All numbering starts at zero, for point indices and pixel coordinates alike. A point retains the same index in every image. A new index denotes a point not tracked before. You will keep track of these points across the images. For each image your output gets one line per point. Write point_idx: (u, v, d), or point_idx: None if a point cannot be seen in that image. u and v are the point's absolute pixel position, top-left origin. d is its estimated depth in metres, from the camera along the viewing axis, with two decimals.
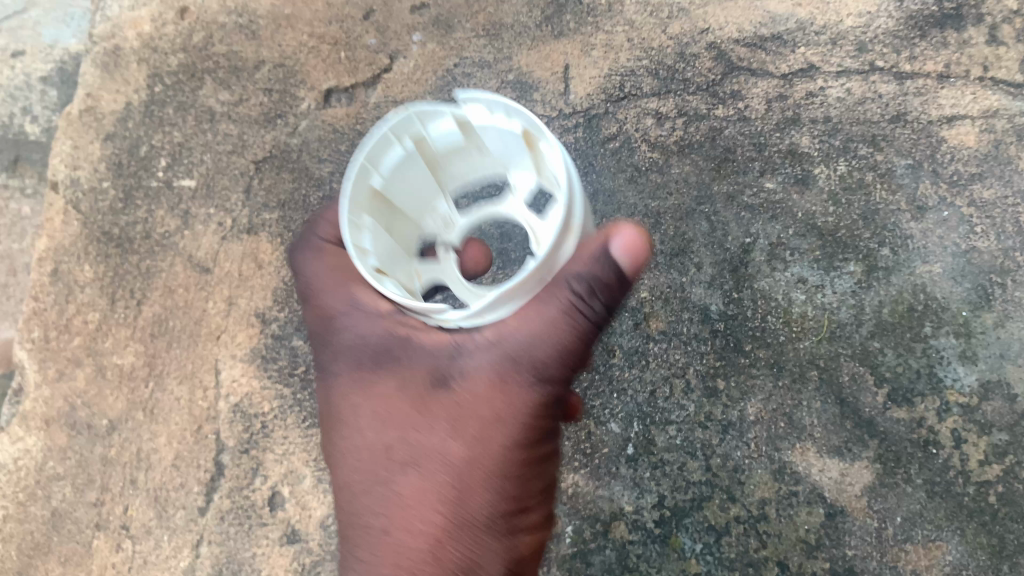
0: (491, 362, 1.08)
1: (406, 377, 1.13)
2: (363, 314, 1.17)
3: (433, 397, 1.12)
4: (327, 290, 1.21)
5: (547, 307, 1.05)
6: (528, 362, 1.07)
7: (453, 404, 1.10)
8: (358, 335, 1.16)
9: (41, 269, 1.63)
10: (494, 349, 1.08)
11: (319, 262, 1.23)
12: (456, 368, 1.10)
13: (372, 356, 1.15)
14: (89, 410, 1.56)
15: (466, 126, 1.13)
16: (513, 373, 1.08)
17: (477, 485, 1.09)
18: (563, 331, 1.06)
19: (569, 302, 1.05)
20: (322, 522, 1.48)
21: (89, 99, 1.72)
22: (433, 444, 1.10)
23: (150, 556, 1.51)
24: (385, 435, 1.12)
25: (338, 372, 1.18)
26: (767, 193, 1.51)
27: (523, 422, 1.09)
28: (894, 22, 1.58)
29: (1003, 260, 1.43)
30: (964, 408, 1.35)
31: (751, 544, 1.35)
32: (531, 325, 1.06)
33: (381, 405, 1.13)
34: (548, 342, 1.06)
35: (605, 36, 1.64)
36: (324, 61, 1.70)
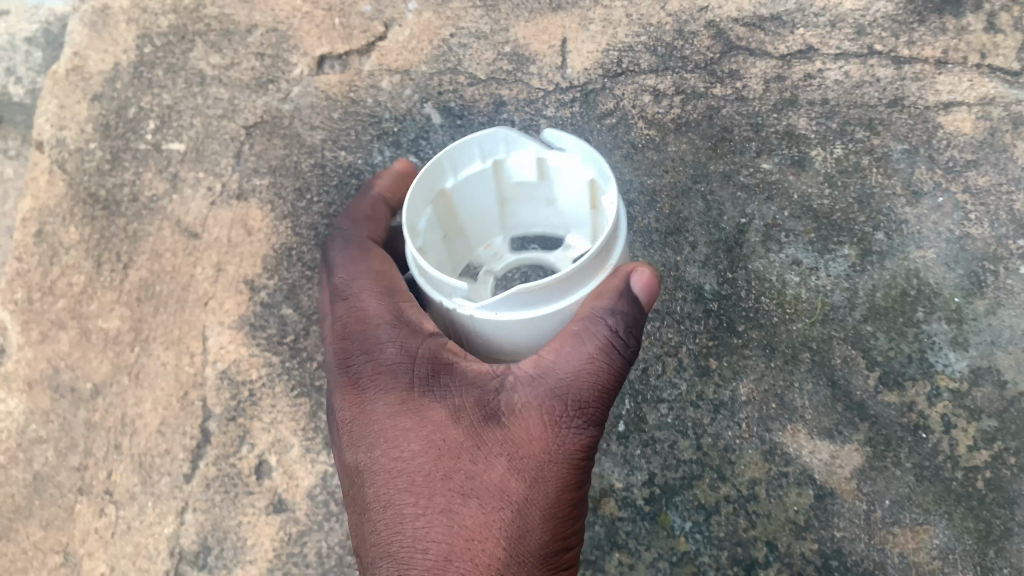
0: (540, 397, 1.14)
1: (457, 405, 1.17)
2: (407, 330, 1.25)
3: (486, 430, 1.14)
4: (372, 297, 1.29)
5: (587, 347, 1.14)
6: (574, 399, 1.14)
7: (502, 437, 1.13)
8: (402, 352, 1.22)
9: (26, 230, 1.60)
10: (543, 387, 1.14)
11: (363, 266, 1.34)
12: (502, 399, 1.16)
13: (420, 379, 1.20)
14: (72, 373, 1.52)
15: (543, 167, 1.32)
16: (562, 413, 1.13)
17: (534, 520, 1.10)
18: (602, 371, 1.14)
19: (607, 340, 1.14)
20: (310, 492, 1.42)
21: (76, 58, 1.70)
22: (489, 476, 1.11)
23: (133, 522, 1.44)
24: (440, 463, 1.13)
25: (382, 393, 1.21)
26: (764, 173, 1.50)
27: (573, 462, 1.13)
28: (894, 6, 1.60)
29: (996, 247, 1.44)
30: (954, 393, 1.37)
31: (740, 524, 1.35)
32: (571, 366, 1.15)
33: (428, 428, 1.16)
34: (592, 382, 1.14)
35: (604, 11, 1.64)
36: (317, 27, 1.68)
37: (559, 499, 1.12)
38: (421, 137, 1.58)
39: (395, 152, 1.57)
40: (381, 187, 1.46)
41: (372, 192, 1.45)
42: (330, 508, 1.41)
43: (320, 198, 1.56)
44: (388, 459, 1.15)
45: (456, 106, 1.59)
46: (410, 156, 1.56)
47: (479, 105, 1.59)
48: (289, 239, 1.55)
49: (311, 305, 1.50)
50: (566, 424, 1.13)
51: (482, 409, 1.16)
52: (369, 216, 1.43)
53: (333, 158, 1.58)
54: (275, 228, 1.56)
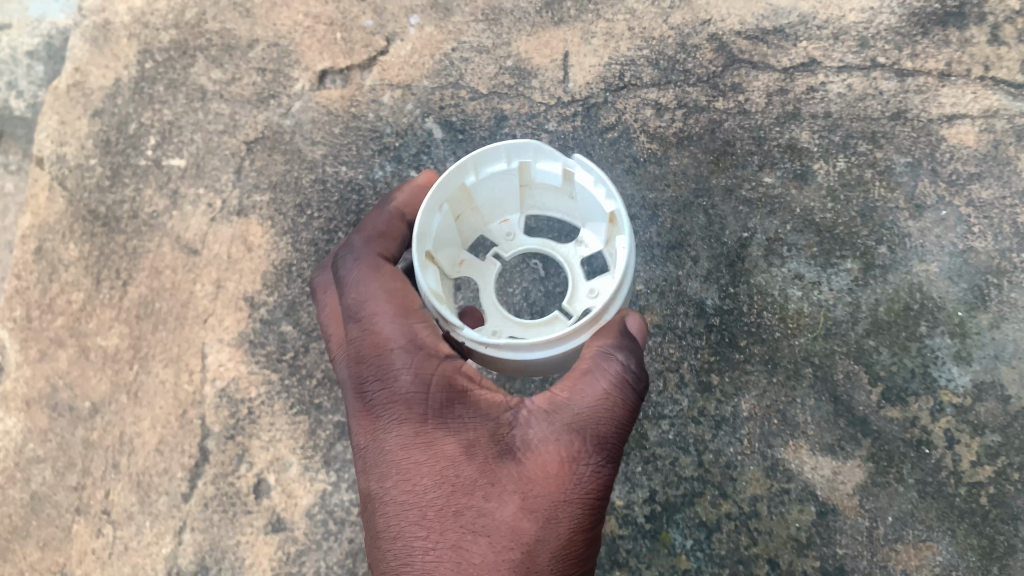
0: (558, 432, 1.12)
1: (472, 437, 1.12)
2: (423, 354, 1.17)
3: (500, 463, 1.10)
4: (387, 317, 1.19)
5: (601, 385, 1.16)
6: (591, 433, 1.13)
7: (518, 473, 1.09)
8: (415, 378, 1.15)
9: (25, 247, 1.60)
10: (559, 423, 1.13)
11: (376, 284, 1.22)
12: (518, 434, 1.13)
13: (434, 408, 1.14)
14: (71, 391, 1.51)
15: (568, 177, 1.35)
16: (579, 449, 1.11)
17: (546, 561, 1.05)
18: (615, 407, 1.15)
19: (618, 377, 1.17)
20: (308, 511, 1.42)
21: (77, 74, 1.70)
22: (503, 515, 1.06)
23: (131, 542, 1.45)
24: (453, 499, 1.08)
25: (393, 422, 1.14)
26: (766, 187, 1.49)
27: (585, 501, 1.09)
28: (897, 19, 1.58)
29: (999, 260, 1.43)
30: (957, 408, 1.36)
31: (741, 541, 1.34)
32: (583, 402, 1.15)
33: (442, 461, 1.10)
34: (608, 418, 1.15)
35: (606, 24, 1.62)
36: (319, 41, 1.67)
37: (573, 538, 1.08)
38: (423, 152, 1.58)
39: (396, 167, 1.57)
40: (399, 202, 1.37)
41: (389, 206, 1.37)
42: (329, 527, 1.41)
43: (320, 214, 1.56)
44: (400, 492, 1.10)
45: (457, 121, 1.59)
46: (411, 171, 1.57)
47: (480, 119, 1.58)
48: (289, 255, 1.54)
49: (311, 321, 1.49)
50: (585, 460, 1.11)
51: (497, 443, 1.12)
52: (381, 233, 1.33)
53: (333, 173, 1.58)
54: (275, 244, 1.55)
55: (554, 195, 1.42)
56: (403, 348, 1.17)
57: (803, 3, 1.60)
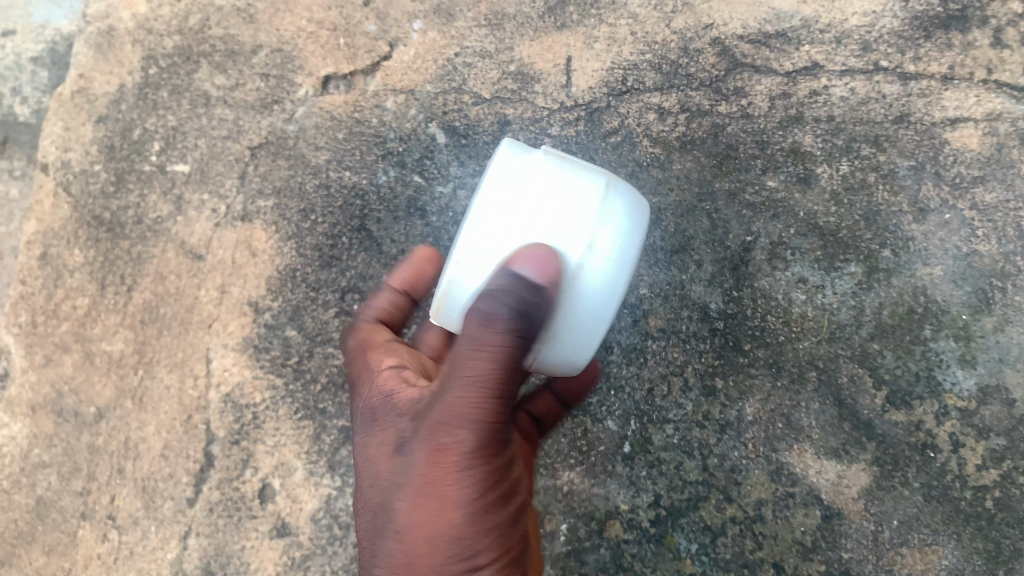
0: (430, 422, 1.11)
1: (382, 437, 1.19)
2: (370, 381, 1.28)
3: (395, 457, 1.16)
4: (363, 362, 1.33)
5: (463, 350, 1.08)
6: (456, 410, 1.08)
7: (407, 465, 1.14)
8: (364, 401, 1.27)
9: (30, 253, 1.60)
10: (431, 410, 1.11)
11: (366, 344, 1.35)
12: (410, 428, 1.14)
13: (368, 419, 1.25)
14: (76, 397, 1.51)
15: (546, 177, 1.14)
16: (446, 428, 1.09)
17: (440, 540, 1.10)
18: (482, 372, 1.07)
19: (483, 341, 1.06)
20: (313, 515, 1.43)
21: (82, 80, 1.70)
22: (397, 505, 1.13)
23: (136, 547, 1.45)
24: (371, 495, 1.18)
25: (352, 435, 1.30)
26: (769, 191, 1.49)
27: (460, 482, 1.09)
28: (900, 22, 1.57)
29: (1003, 264, 1.43)
30: (962, 412, 1.36)
31: (746, 545, 1.35)
32: (454, 370, 1.09)
33: (368, 465, 1.20)
34: (475, 385, 1.07)
35: (609, 28, 1.62)
36: (322, 47, 1.67)
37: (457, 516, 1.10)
38: (426, 156, 1.58)
39: (400, 172, 1.58)
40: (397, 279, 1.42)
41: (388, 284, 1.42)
42: (333, 532, 1.42)
43: (324, 218, 1.56)
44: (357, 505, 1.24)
45: (460, 126, 1.59)
46: (414, 176, 1.57)
47: (484, 124, 1.59)
48: (293, 260, 1.54)
49: (315, 326, 1.50)
50: (456, 434, 1.09)
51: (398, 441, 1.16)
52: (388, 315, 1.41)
53: (337, 178, 1.58)
54: (279, 249, 1.55)
55: None
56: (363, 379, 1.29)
57: (805, 6, 1.59)
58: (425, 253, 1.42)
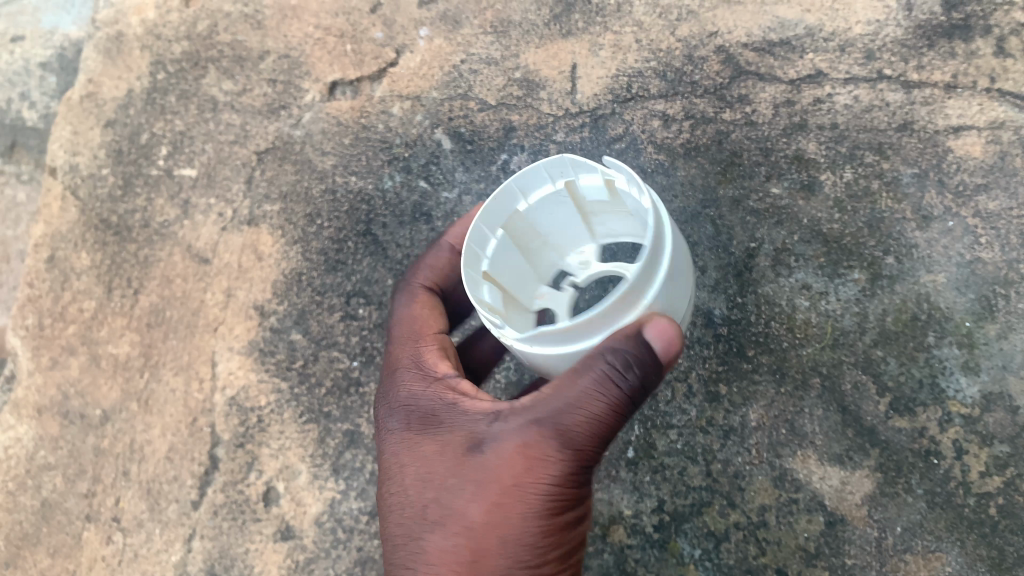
0: (525, 424, 1.11)
1: (447, 441, 1.17)
2: (423, 379, 1.27)
3: (466, 459, 1.13)
4: (405, 345, 1.33)
5: (577, 379, 1.07)
6: (554, 425, 1.09)
7: (483, 463, 1.12)
8: (420, 391, 1.25)
9: (38, 256, 1.61)
10: (524, 416, 1.11)
11: (409, 312, 1.36)
12: (491, 433, 1.13)
13: (420, 420, 1.22)
14: (82, 399, 1.52)
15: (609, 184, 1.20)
16: (535, 438, 1.09)
17: (504, 547, 1.09)
18: (591, 400, 1.07)
19: (602, 376, 1.05)
20: (317, 519, 1.42)
21: (91, 85, 1.72)
22: (461, 502, 1.11)
23: (140, 549, 1.45)
24: (424, 494, 1.15)
25: (390, 431, 1.25)
26: (773, 198, 1.50)
27: (554, 490, 1.09)
28: (903, 31, 1.58)
29: (1007, 271, 1.43)
30: (965, 419, 1.36)
31: (750, 551, 1.35)
32: (566, 398, 1.08)
33: (423, 461, 1.18)
34: (578, 410, 1.08)
35: (614, 36, 1.63)
36: (330, 53, 1.68)
37: (525, 519, 1.09)
38: (432, 161, 1.59)
39: (406, 177, 1.58)
40: (451, 236, 1.40)
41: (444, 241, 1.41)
42: (338, 535, 1.41)
43: (330, 223, 1.57)
44: (391, 485, 1.21)
45: (466, 131, 1.60)
46: (420, 181, 1.58)
47: (489, 130, 1.59)
48: (300, 264, 1.55)
49: (321, 330, 1.50)
50: (543, 448, 1.09)
51: (472, 441, 1.15)
52: (432, 266, 1.39)
53: (344, 183, 1.60)
54: (286, 253, 1.56)
55: (617, 214, 1.29)
56: (414, 368, 1.29)
57: (809, 15, 1.61)
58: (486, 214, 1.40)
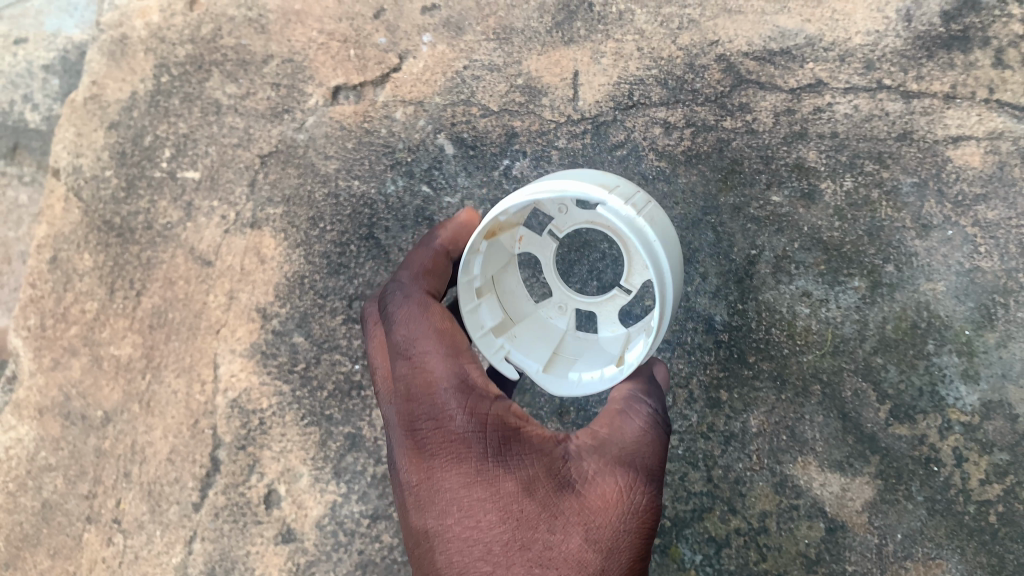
0: (610, 465, 1.15)
1: (531, 476, 1.14)
2: (477, 399, 1.17)
3: (560, 498, 1.12)
4: (441, 358, 1.17)
5: (636, 422, 1.20)
6: (638, 465, 1.16)
7: (579, 505, 1.11)
8: (478, 415, 1.15)
9: (40, 256, 1.61)
10: (612, 458, 1.16)
11: (425, 322, 1.21)
12: (572, 471, 1.15)
13: (493, 451, 1.15)
14: (84, 400, 1.52)
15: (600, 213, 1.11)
16: (628, 478, 1.14)
17: None
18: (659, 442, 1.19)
19: (651, 417, 1.20)
20: (318, 522, 1.43)
21: (94, 87, 1.72)
22: (569, 546, 1.08)
23: (141, 551, 1.46)
24: (519, 533, 1.10)
25: (452, 460, 1.14)
26: (773, 206, 1.51)
27: (647, 530, 1.13)
28: (902, 41, 1.59)
29: (1005, 280, 1.44)
30: (965, 426, 1.37)
31: (750, 557, 1.36)
32: (638, 439, 1.18)
33: (503, 498, 1.12)
34: (652, 451, 1.18)
35: (616, 43, 1.64)
36: (333, 58, 1.69)
37: (631, 561, 1.10)
38: (434, 167, 1.60)
39: (408, 181, 1.59)
40: (442, 237, 1.35)
41: (433, 242, 1.35)
42: (339, 538, 1.42)
43: (333, 226, 1.58)
44: (462, 523, 1.11)
45: (469, 137, 1.61)
46: (423, 186, 1.59)
47: (492, 136, 1.60)
48: (302, 267, 1.55)
49: (323, 333, 1.51)
50: (638, 491, 1.14)
51: (554, 478, 1.14)
52: (427, 269, 1.31)
53: (346, 187, 1.60)
54: (287, 256, 1.56)
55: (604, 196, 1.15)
56: (462, 387, 1.16)
57: (810, 25, 1.62)
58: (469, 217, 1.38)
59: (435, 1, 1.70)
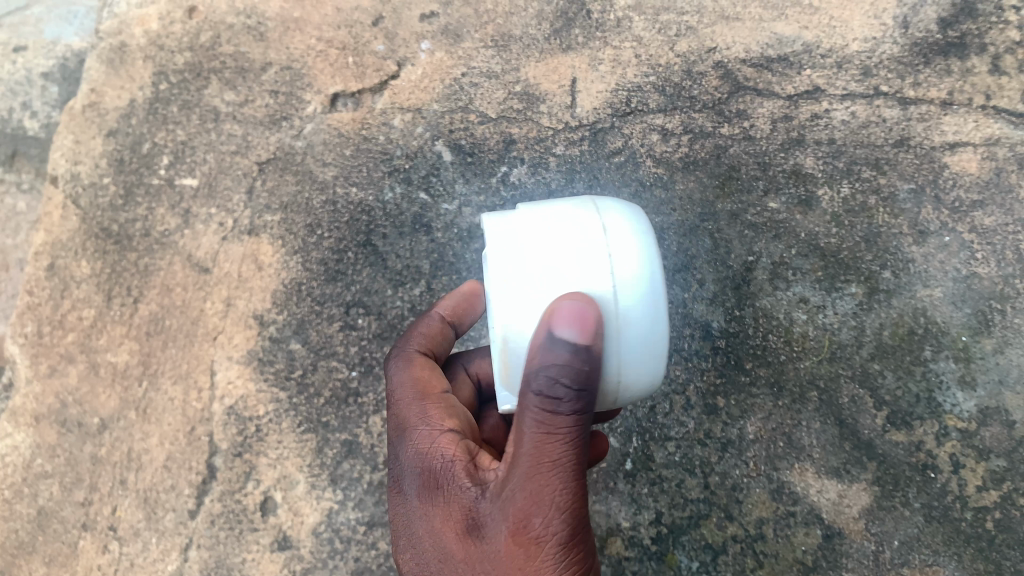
0: (504, 503, 1.01)
1: (450, 514, 1.09)
2: (421, 437, 1.18)
3: (470, 536, 1.05)
4: (405, 405, 1.23)
5: (528, 429, 0.99)
6: (527, 493, 0.98)
7: (480, 547, 1.03)
8: (418, 455, 1.16)
9: (38, 263, 1.62)
10: (506, 485, 1.01)
11: (404, 374, 1.27)
12: (481, 507, 1.05)
13: (426, 487, 1.14)
14: (80, 408, 1.52)
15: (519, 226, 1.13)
16: (514, 516, 0.99)
17: None
18: (552, 454, 0.98)
19: (544, 420, 0.98)
20: (314, 529, 1.42)
21: (93, 95, 1.73)
22: None
23: (136, 559, 1.46)
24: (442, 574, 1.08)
25: (401, 499, 1.18)
26: (770, 212, 1.51)
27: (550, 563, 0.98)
28: (899, 48, 1.59)
29: (1002, 286, 1.44)
30: (962, 433, 1.36)
31: (747, 564, 1.35)
32: (526, 453, 0.99)
33: (430, 536, 1.11)
34: (545, 466, 0.98)
35: (613, 51, 1.65)
36: (331, 65, 1.70)
37: None
38: (432, 173, 1.60)
39: (406, 188, 1.59)
40: (444, 306, 1.36)
41: (434, 310, 1.36)
42: (335, 545, 1.42)
43: (330, 233, 1.58)
44: (409, 558, 1.15)
45: (466, 144, 1.61)
46: (420, 193, 1.59)
47: (489, 143, 1.61)
48: (299, 275, 1.56)
49: (320, 340, 1.51)
50: (528, 524, 0.98)
51: (469, 518, 1.06)
52: (422, 331, 1.34)
53: (344, 194, 1.60)
54: (285, 263, 1.57)
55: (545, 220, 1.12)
56: (415, 428, 1.19)
57: (807, 32, 1.62)
58: (474, 286, 1.39)
59: (434, 9, 1.71)
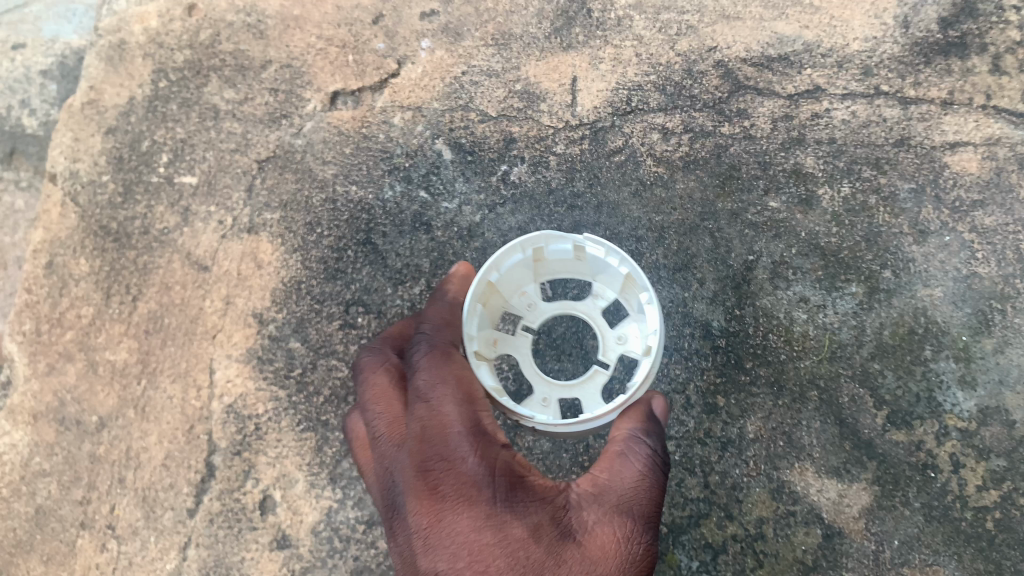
0: (608, 514, 1.00)
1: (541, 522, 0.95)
2: (486, 441, 1.00)
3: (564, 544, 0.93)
4: (455, 401, 1.02)
5: (634, 467, 1.08)
6: (633, 517, 1.02)
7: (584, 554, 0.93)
8: (489, 453, 0.98)
9: (36, 261, 1.61)
10: (608, 505, 1.02)
11: (443, 371, 1.07)
12: (574, 517, 0.99)
13: (504, 492, 0.95)
14: (78, 406, 1.52)
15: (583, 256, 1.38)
16: (627, 528, 0.99)
17: None
18: (651, 491, 1.06)
19: (649, 460, 1.10)
20: (314, 528, 1.42)
21: (92, 92, 1.72)
22: None
23: (135, 557, 1.45)
24: None
25: (458, 502, 0.93)
26: (771, 212, 1.51)
27: None
28: (900, 48, 1.59)
29: (1003, 286, 1.44)
30: (962, 433, 1.36)
31: (747, 564, 1.34)
32: (623, 486, 1.05)
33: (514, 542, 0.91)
34: (646, 499, 1.05)
35: (614, 49, 1.65)
36: (331, 63, 1.69)
37: None
38: (432, 172, 1.60)
39: (406, 187, 1.59)
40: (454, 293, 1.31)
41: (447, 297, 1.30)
42: (334, 544, 1.41)
43: (330, 231, 1.58)
44: (469, 570, 0.87)
45: (467, 143, 1.61)
46: (420, 192, 1.58)
47: (490, 141, 1.60)
48: (298, 273, 1.55)
49: (319, 339, 1.50)
50: (634, 540, 0.98)
51: (557, 524, 0.96)
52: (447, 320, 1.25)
53: (343, 193, 1.60)
54: (285, 261, 1.56)
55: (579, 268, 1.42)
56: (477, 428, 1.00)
57: (808, 31, 1.62)
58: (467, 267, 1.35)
59: (434, 8, 1.71)
